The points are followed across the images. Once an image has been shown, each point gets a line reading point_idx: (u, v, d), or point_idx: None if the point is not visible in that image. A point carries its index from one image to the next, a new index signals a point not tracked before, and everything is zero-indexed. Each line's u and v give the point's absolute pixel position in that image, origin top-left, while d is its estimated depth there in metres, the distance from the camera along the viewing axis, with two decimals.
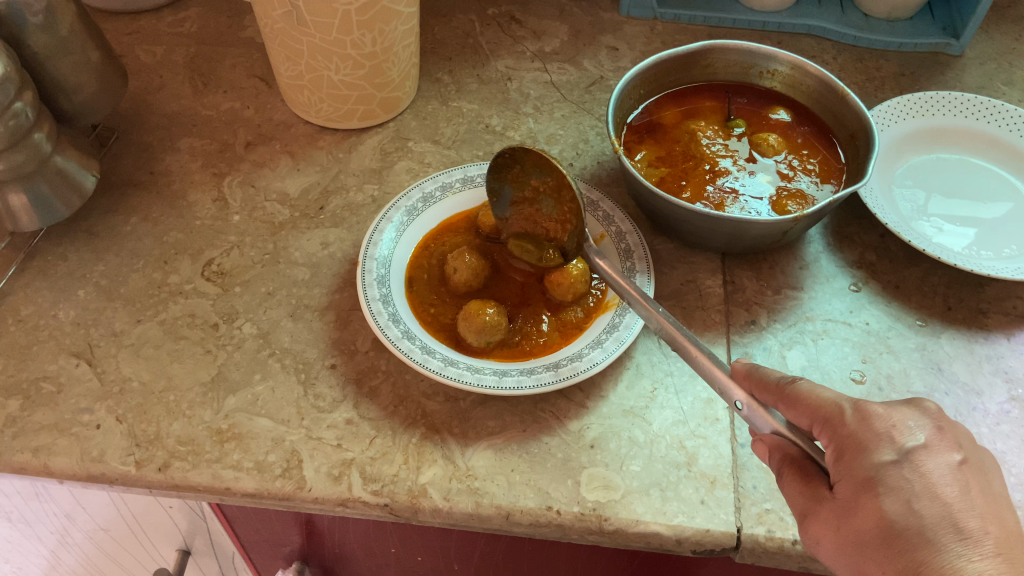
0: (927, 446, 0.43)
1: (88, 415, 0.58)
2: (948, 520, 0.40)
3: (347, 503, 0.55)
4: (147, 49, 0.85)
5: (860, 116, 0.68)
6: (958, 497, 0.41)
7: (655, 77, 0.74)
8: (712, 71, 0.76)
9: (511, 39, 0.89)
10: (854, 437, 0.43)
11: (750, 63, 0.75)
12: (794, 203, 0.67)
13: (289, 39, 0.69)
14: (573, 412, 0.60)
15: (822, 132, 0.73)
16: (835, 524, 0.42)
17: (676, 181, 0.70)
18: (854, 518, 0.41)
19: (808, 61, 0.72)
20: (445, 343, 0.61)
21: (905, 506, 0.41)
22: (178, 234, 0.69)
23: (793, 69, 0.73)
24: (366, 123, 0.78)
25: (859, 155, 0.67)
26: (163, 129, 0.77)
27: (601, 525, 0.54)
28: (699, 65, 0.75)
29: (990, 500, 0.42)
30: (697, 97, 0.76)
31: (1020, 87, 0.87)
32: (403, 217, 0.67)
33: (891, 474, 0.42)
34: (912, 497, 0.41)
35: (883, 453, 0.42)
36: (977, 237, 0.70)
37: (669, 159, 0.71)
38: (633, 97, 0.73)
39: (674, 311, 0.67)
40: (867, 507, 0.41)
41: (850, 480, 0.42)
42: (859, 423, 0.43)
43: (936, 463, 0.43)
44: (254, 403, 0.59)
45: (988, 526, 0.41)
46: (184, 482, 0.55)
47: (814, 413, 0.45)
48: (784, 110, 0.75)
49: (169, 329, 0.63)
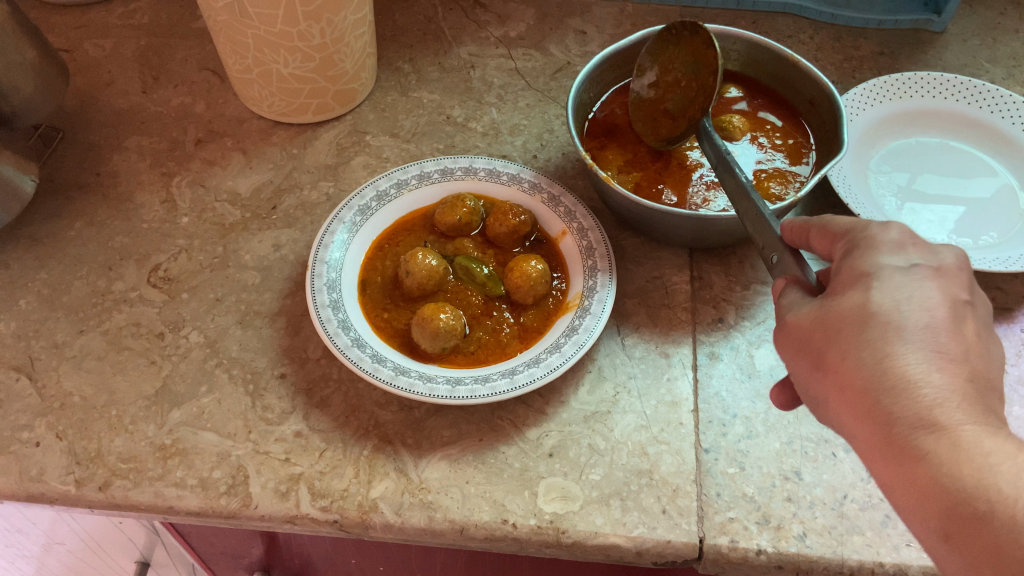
0: (938, 268, 0.42)
1: (27, 432, 0.56)
2: (926, 328, 0.40)
3: (295, 519, 0.53)
4: (96, 42, 0.81)
5: (818, 83, 0.66)
6: (951, 316, 0.41)
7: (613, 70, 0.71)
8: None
9: (475, 25, 0.86)
10: (868, 239, 0.44)
11: None
12: (776, 183, 0.65)
13: (233, 31, 0.66)
14: (532, 419, 0.58)
15: (779, 102, 0.71)
16: (839, 318, 0.41)
17: (646, 182, 0.67)
18: (842, 318, 0.41)
19: (749, 33, 0.69)
20: (399, 350, 0.59)
21: (894, 303, 0.41)
22: (125, 239, 0.67)
23: (737, 44, 0.71)
24: (321, 117, 0.75)
25: (827, 126, 0.66)
26: (111, 127, 0.74)
27: (558, 538, 0.52)
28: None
29: (982, 340, 0.41)
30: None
31: (1004, 64, 0.84)
32: (355, 218, 0.65)
33: (889, 274, 0.42)
34: (899, 297, 0.41)
35: (890, 257, 0.43)
36: (955, 223, 0.67)
37: (637, 160, 0.69)
38: (586, 98, 0.70)
39: (639, 310, 0.65)
40: (851, 296, 0.42)
41: (850, 272, 0.43)
42: (881, 231, 0.44)
43: (938, 281, 0.42)
44: (200, 417, 0.57)
45: (974, 357, 0.40)
46: (125, 501, 0.53)
47: (839, 231, 0.46)
48: (734, 88, 0.73)
49: (113, 340, 0.61)
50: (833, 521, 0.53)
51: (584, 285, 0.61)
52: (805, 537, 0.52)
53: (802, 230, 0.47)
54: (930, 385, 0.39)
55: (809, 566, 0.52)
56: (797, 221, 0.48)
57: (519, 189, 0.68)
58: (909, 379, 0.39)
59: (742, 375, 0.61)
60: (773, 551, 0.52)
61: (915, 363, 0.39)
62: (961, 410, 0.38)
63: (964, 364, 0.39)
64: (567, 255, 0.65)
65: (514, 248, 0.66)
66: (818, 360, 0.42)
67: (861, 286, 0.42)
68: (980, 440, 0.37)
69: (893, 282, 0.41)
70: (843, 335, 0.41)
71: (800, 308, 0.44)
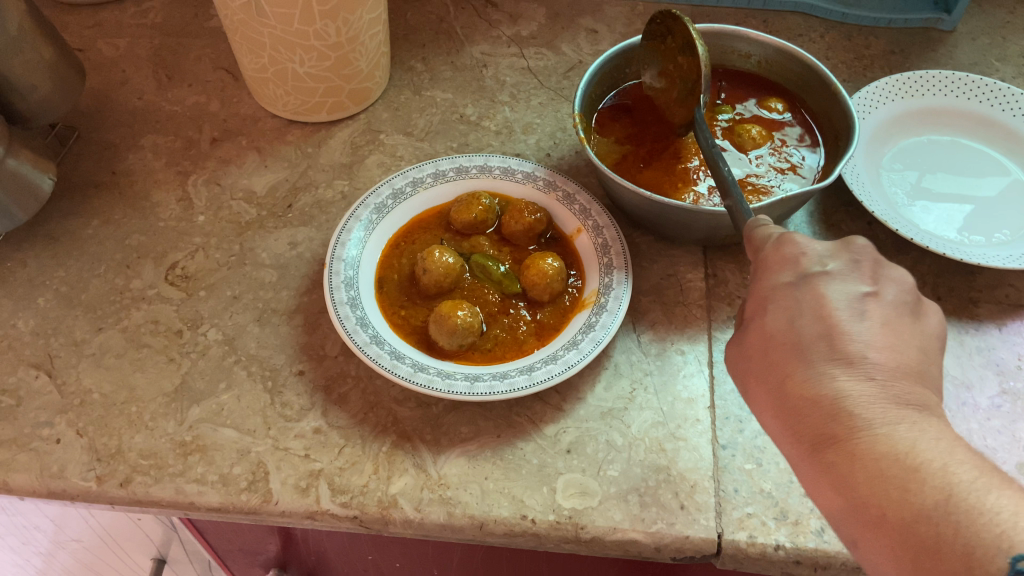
0: (832, 275, 0.46)
1: (48, 428, 0.56)
2: (824, 339, 0.44)
3: (315, 515, 0.53)
4: (110, 42, 0.82)
5: (845, 111, 0.65)
6: (845, 323, 0.44)
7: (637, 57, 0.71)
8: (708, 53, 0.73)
9: (487, 24, 0.86)
10: (762, 260, 0.48)
11: (732, 47, 0.72)
12: (755, 197, 0.64)
13: (250, 31, 0.66)
14: (549, 416, 0.58)
15: (808, 125, 0.70)
16: (759, 345, 0.46)
17: (635, 164, 0.69)
18: (756, 346, 0.46)
19: (792, 46, 0.69)
20: (416, 346, 0.59)
21: (789, 320, 0.45)
22: (141, 237, 0.67)
23: (777, 54, 0.70)
24: (335, 116, 0.76)
25: (839, 151, 0.65)
26: (126, 126, 0.75)
27: (577, 533, 0.53)
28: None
29: (890, 333, 0.44)
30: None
31: (1015, 63, 0.84)
32: (372, 215, 0.65)
33: (782, 291, 0.46)
34: (796, 314, 0.45)
35: (784, 274, 0.46)
36: (967, 222, 0.68)
37: (637, 139, 0.70)
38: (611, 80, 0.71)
39: (654, 308, 0.65)
40: (758, 321, 0.47)
41: (757, 293, 0.47)
42: (774, 248, 0.48)
43: (837, 288, 0.45)
44: (219, 413, 0.57)
45: (877, 353, 0.43)
46: (146, 497, 0.53)
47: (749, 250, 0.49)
48: (779, 102, 0.71)
49: (131, 337, 0.61)
50: None
51: (600, 283, 0.62)
52: (823, 533, 0.53)
53: (742, 244, 0.50)
54: (832, 393, 0.42)
55: (827, 561, 0.52)
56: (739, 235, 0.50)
57: (534, 187, 0.68)
58: (815, 390, 0.43)
59: None
60: (791, 546, 0.52)
61: (815, 373, 0.43)
62: (862, 411, 0.41)
63: (862, 366, 0.43)
64: (582, 253, 0.65)
65: (529, 245, 0.66)
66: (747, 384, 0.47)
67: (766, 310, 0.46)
68: (875, 437, 0.40)
69: (785, 300, 0.46)
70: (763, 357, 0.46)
71: (731, 338, 0.49)
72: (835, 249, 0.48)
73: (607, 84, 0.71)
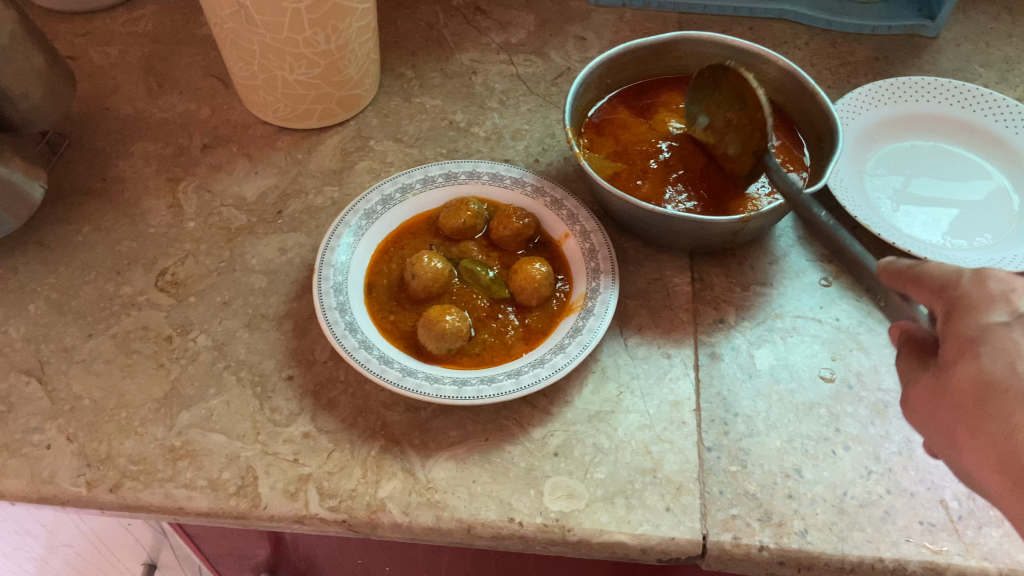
0: None
1: (38, 434, 0.57)
2: None
3: (304, 520, 0.54)
4: (101, 50, 0.82)
5: (829, 116, 0.66)
6: None
7: (616, 67, 0.72)
8: (684, 63, 0.75)
9: (476, 31, 0.87)
10: (961, 298, 0.44)
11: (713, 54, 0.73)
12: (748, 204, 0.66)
13: (240, 39, 0.67)
14: (537, 419, 0.59)
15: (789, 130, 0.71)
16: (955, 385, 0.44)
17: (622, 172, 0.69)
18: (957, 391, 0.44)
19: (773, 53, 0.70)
20: (405, 351, 0.60)
21: (1008, 366, 0.42)
22: (132, 244, 0.67)
23: (757, 61, 0.71)
24: (325, 122, 0.76)
25: (824, 155, 0.66)
26: (117, 133, 0.75)
27: (564, 536, 0.53)
28: (667, 59, 0.74)
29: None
30: (657, 93, 0.75)
31: (997, 69, 0.85)
32: (361, 221, 0.65)
33: (997, 336, 0.43)
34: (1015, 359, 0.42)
35: (995, 313, 0.43)
36: (950, 226, 0.68)
37: (625, 154, 0.70)
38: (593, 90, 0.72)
39: (641, 312, 0.65)
40: (967, 365, 0.43)
41: (956, 339, 0.44)
42: (974, 286, 0.44)
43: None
44: (209, 419, 0.58)
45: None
46: (136, 502, 0.53)
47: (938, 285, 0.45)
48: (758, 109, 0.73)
49: (122, 343, 0.61)
50: (834, 517, 0.54)
51: (587, 287, 0.62)
52: (807, 533, 0.53)
53: (903, 275, 0.46)
54: None
55: (811, 562, 0.53)
56: (894, 266, 0.46)
57: (522, 192, 0.69)
58: None
59: (743, 374, 0.62)
60: (775, 547, 0.53)
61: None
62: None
63: None
64: (570, 257, 0.66)
65: (518, 250, 0.67)
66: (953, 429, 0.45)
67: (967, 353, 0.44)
68: None
69: (1001, 345, 0.43)
70: (960, 402, 0.44)
71: (918, 384, 0.47)
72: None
73: (589, 96, 0.72)
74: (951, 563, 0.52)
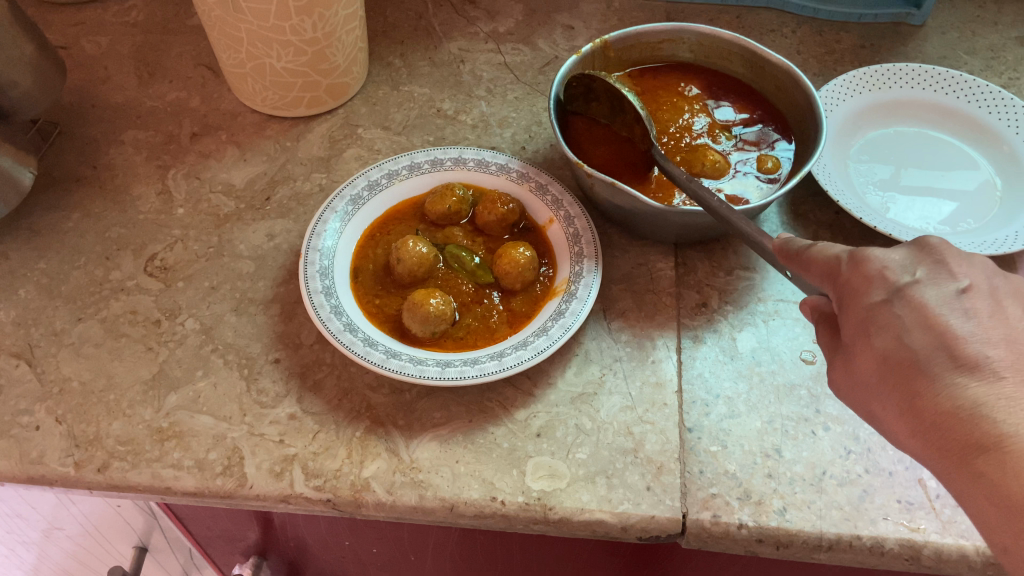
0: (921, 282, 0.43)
1: (28, 416, 0.57)
2: (942, 351, 0.41)
3: (289, 499, 0.54)
4: (92, 39, 0.83)
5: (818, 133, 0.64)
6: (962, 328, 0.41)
7: (715, 48, 0.74)
8: (785, 96, 0.71)
9: (465, 21, 0.87)
10: (848, 284, 0.44)
11: (750, 60, 0.72)
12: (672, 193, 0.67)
13: (227, 26, 0.68)
14: (520, 401, 0.59)
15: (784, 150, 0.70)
16: (876, 334, 0.42)
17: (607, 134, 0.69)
18: (870, 371, 0.43)
19: (797, 72, 0.68)
20: (390, 334, 0.61)
21: (896, 340, 0.42)
22: (121, 230, 0.68)
23: (785, 76, 0.69)
24: (314, 110, 0.77)
25: (808, 149, 0.66)
26: (108, 121, 0.76)
27: (545, 514, 0.54)
28: (767, 80, 0.72)
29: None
30: (738, 99, 0.74)
31: (983, 56, 0.85)
32: (347, 207, 0.66)
33: (882, 314, 0.42)
34: (900, 333, 0.42)
35: (875, 293, 0.43)
36: (933, 211, 0.69)
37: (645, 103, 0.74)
38: (632, 56, 0.75)
39: (624, 296, 0.66)
40: (864, 349, 0.43)
41: (850, 321, 0.44)
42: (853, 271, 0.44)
43: (933, 292, 0.43)
44: (196, 401, 0.58)
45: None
46: (123, 482, 0.54)
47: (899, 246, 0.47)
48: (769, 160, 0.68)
49: (110, 327, 0.62)
50: (813, 496, 0.55)
51: (570, 271, 0.63)
52: (785, 512, 0.54)
53: (794, 257, 0.47)
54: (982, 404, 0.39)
55: (789, 540, 0.53)
56: (798, 244, 0.47)
57: (507, 178, 0.69)
58: (955, 407, 0.39)
59: (724, 357, 0.62)
60: (754, 525, 0.53)
61: (936, 382, 0.40)
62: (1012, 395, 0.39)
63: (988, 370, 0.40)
64: (554, 242, 0.66)
65: (503, 235, 0.67)
66: (870, 404, 0.44)
67: (874, 330, 0.43)
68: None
69: (888, 326, 0.42)
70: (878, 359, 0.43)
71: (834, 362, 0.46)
72: (915, 253, 0.45)
73: (680, 51, 0.75)
74: (928, 541, 0.52)
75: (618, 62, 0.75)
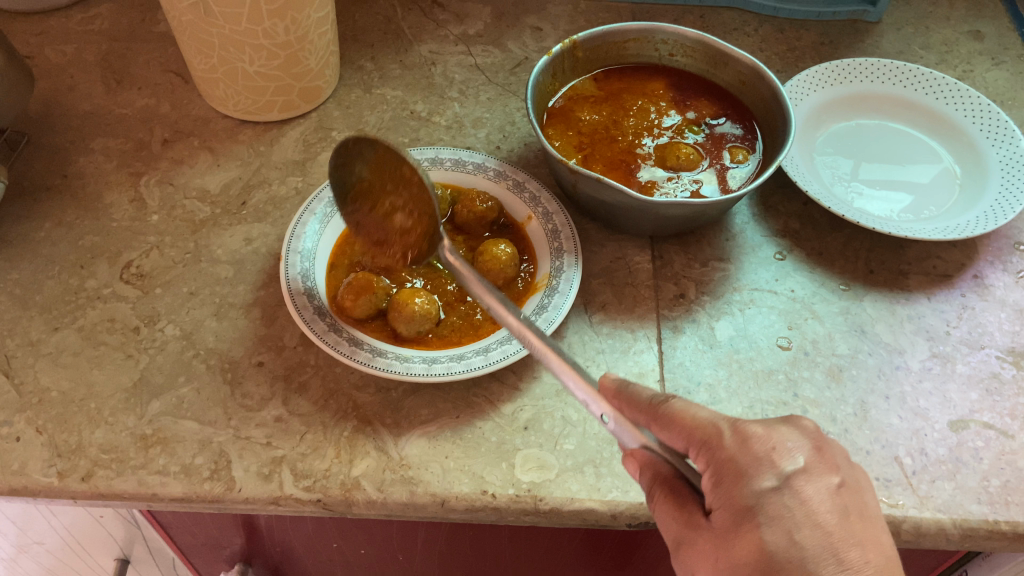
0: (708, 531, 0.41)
1: (6, 428, 0.56)
2: None
3: (279, 501, 0.54)
4: (57, 48, 0.82)
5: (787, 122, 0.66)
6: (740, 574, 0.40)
7: (681, 47, 0.75)
8: (751, 90, 0.73)
9: (434, 23, 0.88)
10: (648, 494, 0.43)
11: (718, 60, 0.74)
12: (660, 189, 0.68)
13: (198, 31, 0.67)
14: (505, 395, 0.60)
15: (750, 142, 0.72)
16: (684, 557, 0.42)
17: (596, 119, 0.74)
18: None
19: (767, 70, 0.69)
20: (374, 334, 0.61)
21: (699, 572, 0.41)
22: (95, 237, 0.67)
23: (753, 74, 0.71)
24: (286, 115, 0.77)
25: (778, 135, 0.68)
26: (76, 130, 0.75)
27: (536, 505, 0.54)
28: (734, 76, 0.74)
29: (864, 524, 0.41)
30: (704, 96, 0.76)
31: (937, 50, 0.88)
32: (326, 209, 0.66)
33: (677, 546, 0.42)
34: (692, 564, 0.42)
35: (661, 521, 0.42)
36: (898, 202, 0.71)
37: (619, 113, 0.74)
38: (601, 55, 0.76)
39: (604, 289, 0.67)
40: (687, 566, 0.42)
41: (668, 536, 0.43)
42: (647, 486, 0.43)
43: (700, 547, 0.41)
44: (179, 406, 0.58)
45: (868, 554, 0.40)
46: (109, 490, 0.53)
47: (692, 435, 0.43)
48: (741, 153, 0.71)
49: (88, 336, 0.61)
50: None
51: (551, 266, 0.64)
52: None
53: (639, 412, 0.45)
54: None
55: None
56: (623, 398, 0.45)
57: (484, 177, 0.70)
58: None
59: (704, 345, 0.63)
60: None
61: None
62: None
63: None
64: (533, 239, 0.67)
65: (483, 233, 0.68)
66: None
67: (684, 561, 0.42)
68: None
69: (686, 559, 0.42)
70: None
71: None
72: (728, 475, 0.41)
73: (645, 51, 0.77)
74: (908, 516, 0.53)
75: (585, 62, 0.76)
